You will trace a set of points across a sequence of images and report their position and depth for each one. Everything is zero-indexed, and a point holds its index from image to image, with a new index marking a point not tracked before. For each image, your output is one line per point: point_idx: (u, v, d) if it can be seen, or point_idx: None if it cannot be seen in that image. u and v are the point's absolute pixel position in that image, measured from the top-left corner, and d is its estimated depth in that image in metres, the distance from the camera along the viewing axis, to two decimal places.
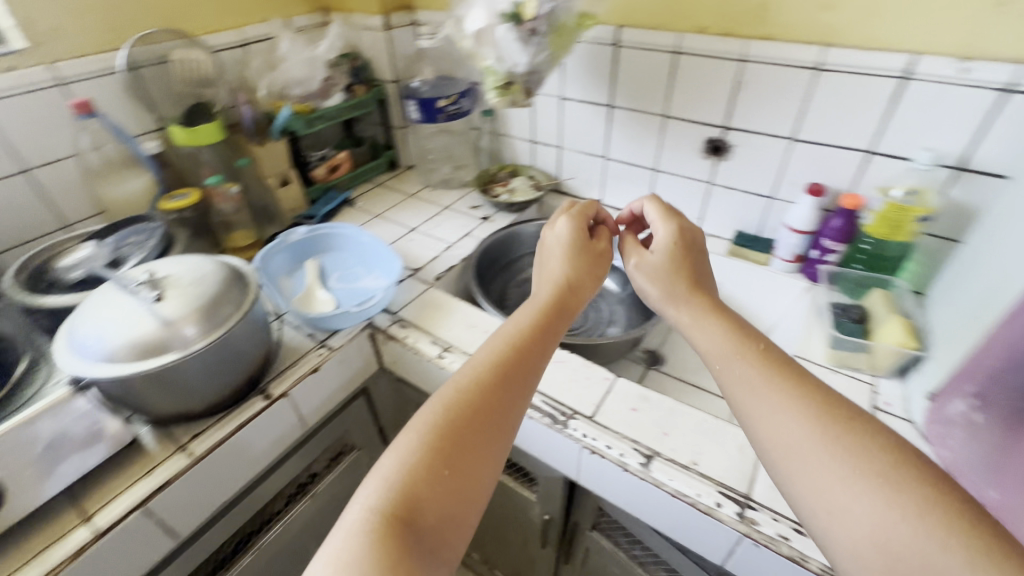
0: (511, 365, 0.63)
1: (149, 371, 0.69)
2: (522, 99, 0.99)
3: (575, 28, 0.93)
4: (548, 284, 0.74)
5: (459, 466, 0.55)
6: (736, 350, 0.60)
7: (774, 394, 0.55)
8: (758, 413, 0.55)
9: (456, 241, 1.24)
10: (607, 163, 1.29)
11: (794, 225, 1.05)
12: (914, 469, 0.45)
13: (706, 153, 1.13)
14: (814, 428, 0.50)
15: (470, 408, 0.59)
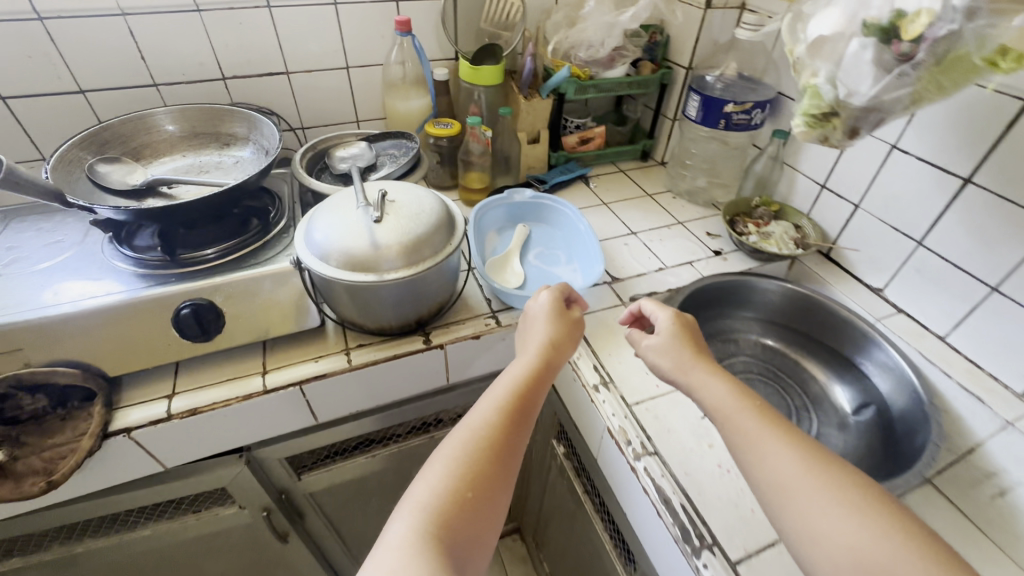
0: (520, 403, 0.65)
1: (350, 282, 0.75)
2: (835, 139, 0.75)
3: (976, 68, 0.63)
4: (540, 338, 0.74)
5: (479, 494, 0.57)
6: (736, 405, 0.64)
7: (769, 442, 0.59)
8: (758, 454, 0.59)
9: (672, 266, 1.08)
10: (918, 251, 0.95)
11: None
12: (876, 498, 0.53)
13: None
14: (802, 465, 0.56)
15: (483, 435, 0.61)
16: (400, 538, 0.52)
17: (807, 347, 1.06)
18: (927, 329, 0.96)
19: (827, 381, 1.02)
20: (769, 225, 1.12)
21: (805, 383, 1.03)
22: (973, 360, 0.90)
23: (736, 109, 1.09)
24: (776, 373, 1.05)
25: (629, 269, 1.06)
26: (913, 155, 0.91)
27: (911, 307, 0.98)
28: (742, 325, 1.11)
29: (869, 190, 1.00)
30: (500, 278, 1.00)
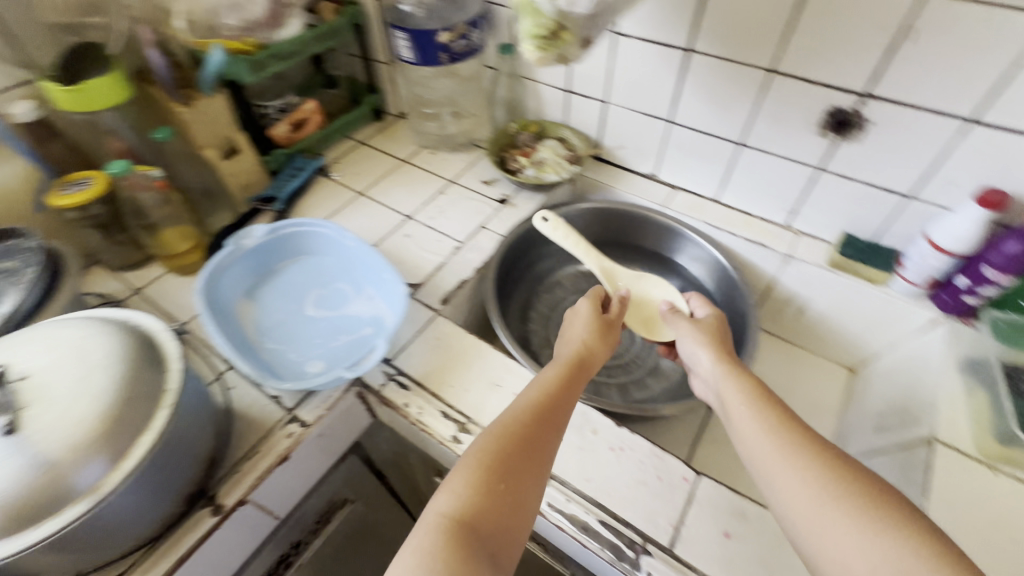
0: (562, 393, 0.61)
1: (47, 541, 0.45)
2: (573, 56, 0.65)
3: None
4: (587, 343, 0.68)
5: (511, 480, 0.51)
6: (764, 400, 0.55)
7: (756, 429, 0.53)
8: (751, 441, 0.53)
9: (467, 239, 0.94)
10: (670, 129, 0.95)
11: (939, 241, 0.76)
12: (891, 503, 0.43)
13: (824, 129, 0.80)
14: (796, 456, 0.49)
15: (516, 421, 0.56)
16: (417, 545, 0.46)
17: (620, 254, 1.08)
18: (701, 197, 1.01)
19: (649, 279, 1.06)
20: (536, 150, 1.04)
21: (633, 290, 1.05)
22: (742, 210, 0.98)
23: (452, 36, 0.91)
24: None
25: (425, 267, 0.89)
26: (635, 37, 0.87)
27: (682, 181, 1.01)
28: (559, 263, 1.07)
29: (609, 83, 0.96)
30: (287, 369, 0.74)
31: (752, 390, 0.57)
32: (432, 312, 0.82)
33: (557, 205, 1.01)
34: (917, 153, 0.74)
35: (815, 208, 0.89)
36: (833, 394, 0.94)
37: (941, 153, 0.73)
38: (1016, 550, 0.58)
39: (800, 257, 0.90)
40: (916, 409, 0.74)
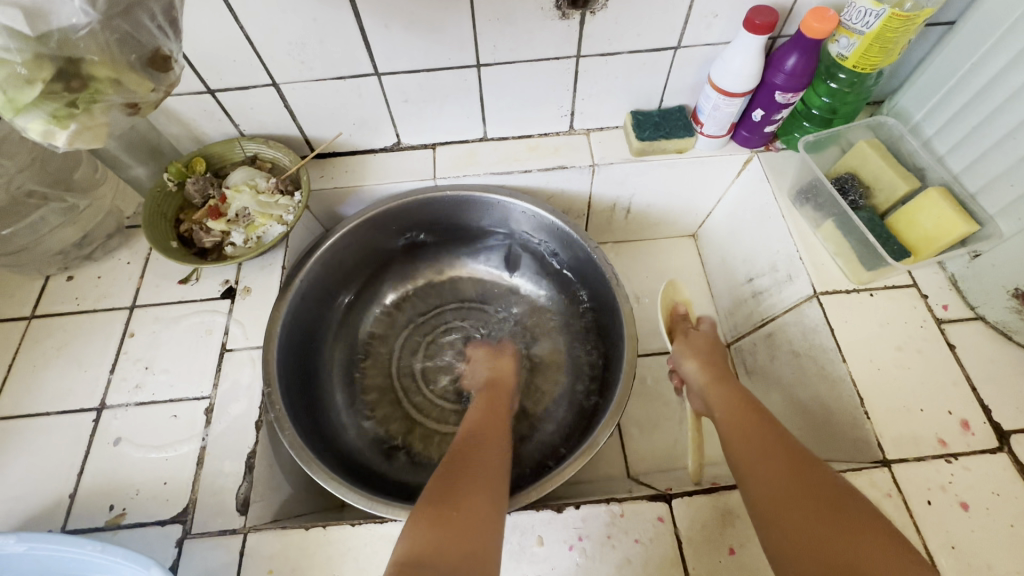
0: (499, 416, 0.60)
1: None
2: (150, 95, 0.33)
3: None
4: (482, 373, 0.69)
5: (459, 503, 0.45)
6: (748, 408, 0.54)
7: (746, 433, 0.51)
8: (734, 447, 0.51)
9: (215, 387, 0.60)
10: (385, 83, 0.67)
11: (725, 86, 0.66)
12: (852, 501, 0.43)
13: (562, 9, 0.60)
14: (776, 457, 0.47)
15: (462, 449, 0.53)
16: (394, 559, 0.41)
17: (422, 256, 0.82)
18: (468, 142, 0.77)
19: (470, 266, 0.83)
20: (229, 197, 0.67)
21: (461, 291, 0.82)
22: (520, 135, 0.77)
23: None
24: (435, 314, 0.81)
25: (181, 474, 0.55)
26: None
27: (436, 135, 0.76)
28: (359, 312, 0.78)
29: (262, 57, 0.61)
30: None
31: (733, 407, 0.55)
32: (237, 537, 0.52)
33: (303, 258, 0.69)
34: None
35: (592, 99, 0.73)
36: (693, 270, 0.89)
37: None
38: (926, 361, 0.59)
39: (604, 161, 0.76)
40: (779, 264, 0.70)
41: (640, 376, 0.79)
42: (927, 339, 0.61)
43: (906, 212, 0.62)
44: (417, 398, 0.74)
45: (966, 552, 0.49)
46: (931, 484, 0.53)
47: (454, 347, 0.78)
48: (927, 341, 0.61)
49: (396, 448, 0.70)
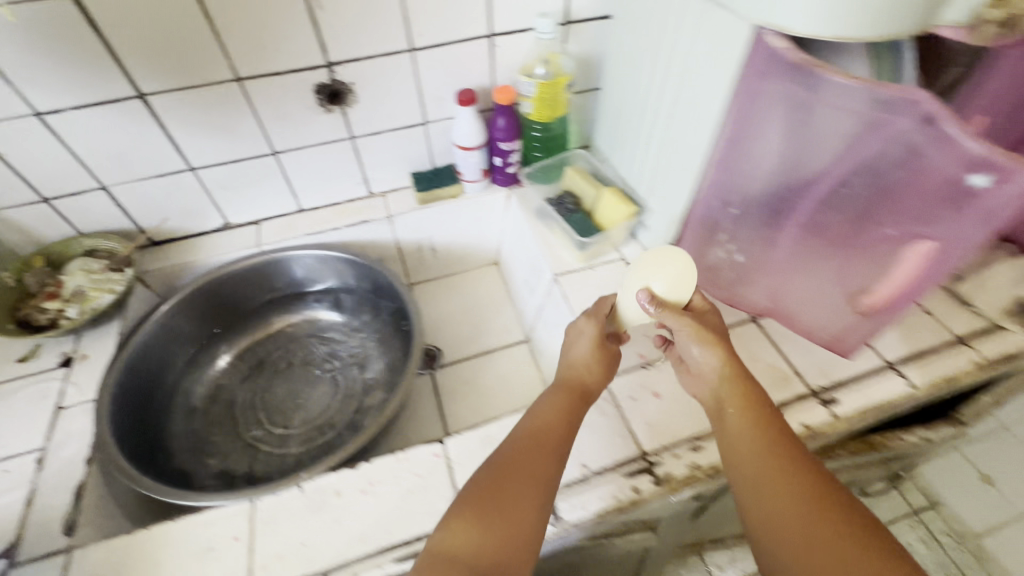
0: (575, 421, 0.59)
1: None
2: None
3: None
4: (588, 373, 0.63)
5: (506, 494, 0.51)
6: (772, 453, 0.52)
7: (781, 472, 0.51)
8: (743, 457, 0.54)
9: (48, 440, 0.68)
10: (201, 175, 0.85)
11: (463, 142, 0.91)
12: (844, 517, 0.48)
13: (325, 105, 0.83)
14: (801, 481, 0.50)
15: (520, 447, 0.55)
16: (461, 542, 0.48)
17: (255, 315, 0.95)
18: (287, 214, 0.96)
19: (302, 314, 0.98)
20: (66, 280, 0.79)
21: (296, 334, 0.95)
22: (329, 203, 0.98)
23: None
24: (276, 357, 0.92)
25: (9, 516, 0.62)
26: (69, 109, 0.71)
27: (258, 213, 0.94)
28: (197, 370, 0.88)
29: (89, 167, 0.78)
30: None
31: (749, 412, 0.56)
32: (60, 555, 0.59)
33: (131, 330, 0.80)
34: (401, 89, 0.85)
35: (379, 168, 0.96)
36: (499, 289, 1.09)
37: (416, 83, 0.85)
38: (629, 307, 0.81)
39: (398, 212, 0.97)
40: (536, 263, 0.93)
41: (457, 376, 0.96)
42: None
43: (599, 207, 0.87)
44: (259, 429, 0.83)
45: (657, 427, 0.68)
46: (634, 386, 0.72)
47: (292, 380, 0.90)
48: None
49: (238, 473, 0.79)
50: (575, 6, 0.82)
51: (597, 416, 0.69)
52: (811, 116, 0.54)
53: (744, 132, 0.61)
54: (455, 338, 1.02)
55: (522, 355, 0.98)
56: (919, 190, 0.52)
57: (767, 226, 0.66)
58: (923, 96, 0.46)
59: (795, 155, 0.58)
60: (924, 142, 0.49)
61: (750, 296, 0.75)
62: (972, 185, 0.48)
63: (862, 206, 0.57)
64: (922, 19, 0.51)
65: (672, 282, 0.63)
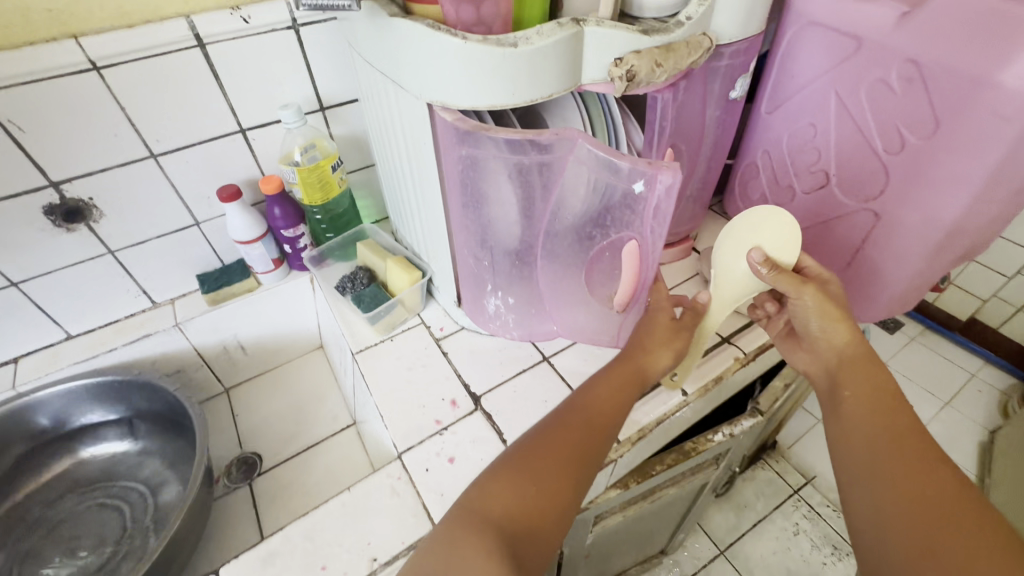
0: (623, 401, 0.64)
1: None
2: None
3: None
4: (652, 357, 0.67)
5: (554, 454, 0.57)
6: (883, 413, 0.59)
7: (872, 422, 0.59)
8: (852, 412, 0.61)
9: None
10: None
11: (241, 238, 0.87)
12: (918, 461, 0.54)
13: (64, 225, 0.77)
14: (892, 433, 0.57)
15: (574, 418, 0.61)
16: (503, 497, 0.53)
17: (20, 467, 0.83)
18: (52, 344, 0.86)
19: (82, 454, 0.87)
20: None
21: (78, 477, 0.86)
22: (105, 323, 0.89)
23: None
24: (48, 510, 0.82)
25: None
26: None
27: (12, 350, 0.83)
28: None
29: None
30: None
31: (867, 375, 0.62)
32: None
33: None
34: (155, 194, 0.81)
35: (157, 277, 0.89)
36: (325, 374, 1.03)
37: (171, 185, 0.81)
38: (426, 372, 0.80)
39: (186, 318, 0.91)
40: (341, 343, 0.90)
41: (277, 479, 0.88)
42: (429, 356, 0.82)
43: (388, 277, 0.87)
44: None
45: (450, 494, 0.66)
46: (429, 455, 0.70)
47: (66, 532, 0.79)
48: (429, 357, 0.82)
49: None
50: (325, 91, 0.85)
51: (389, 498, 0.66)
52: (497, 178, 0.62)
53: (460, 199, 0.67)
54: (277, 438, 0.94)
55: (349, 441, 0.93)
56: (605, 203, 0.62)
57: (513, 269, 0.73)
58: (571, 134, 0.56)
59: (504, 209, 0.65)
60: (590, 170, 0.58)
61: (531, 327, 0.81)
62: (633, 193, 0.58)
63: (589, 226, 0.65)
64: (570, 79, 0.57)
65: (776, 246, 0.66)
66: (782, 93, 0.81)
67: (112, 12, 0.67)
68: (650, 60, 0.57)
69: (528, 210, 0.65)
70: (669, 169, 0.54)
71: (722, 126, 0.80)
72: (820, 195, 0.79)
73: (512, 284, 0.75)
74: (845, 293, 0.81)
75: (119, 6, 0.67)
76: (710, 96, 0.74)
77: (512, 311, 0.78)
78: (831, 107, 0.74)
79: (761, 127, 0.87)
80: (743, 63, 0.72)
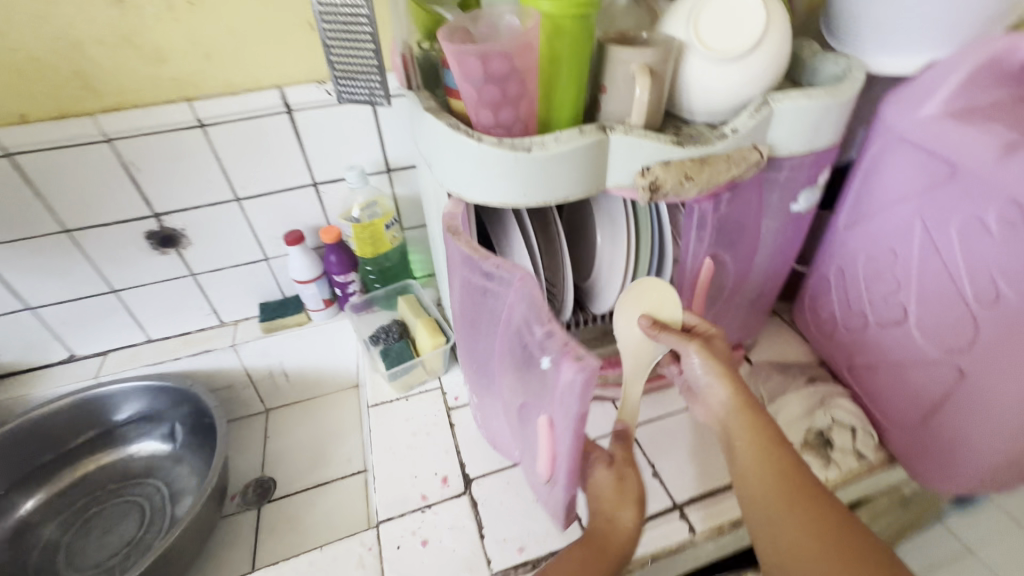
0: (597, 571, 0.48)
1: None
2: None
3: None
4: (614, 516, 0.51)
5: None
6: (780, 478, 0.51)
7: (770, 489, 0.51)
8: (749, 479, 0.52)
9: None
10: (41, 313, 0.90)
11: (299, 277, 0.95)
12: (830, 536, 0.47)
13: (159, 248, 0.90)
14: (793, 501, 0.49)
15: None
16: None
17: (71, 456, 0.95)
18: (134, 345, 0.99)
19: (124, 450, 0.98)
20: None
21: (129, 467, 0.97)
22: (179, 333, 1.01)
23: None
24: (97, 493, 0.94)
25: None
26: None
27: (104, 345, 0.98)
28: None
29: None
30: None
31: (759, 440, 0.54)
32: None
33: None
34: (234, 231, 0.92)
35: (227, 300, 1.00)
36: (353, 414, 1.07)
37: (248, 225, 0.92)
38: (429, 441, 0.79)
39: (242, 341, 1.00)
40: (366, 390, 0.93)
41: (283, 510, 0.92)
42: (436, 424, 0.82)
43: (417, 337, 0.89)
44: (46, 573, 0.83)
45: None
46: (404, 532, 0.68)
47: (104, 518, 0.90)
48: (436, 425, 0.82)
49: None
50: (392, 156, 0.91)
51: (354, 570, 0.65)
52: (482, 289, 0.56)
53: (459, 287, 0.62)
54: (295, 467, 0.99)
55: (356, 487, 0.94)
56: (526, 359, 0.53)
57: (488, 375, 0.66)
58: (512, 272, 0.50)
59: (477, 321, 0.61)
60: (528, 328, 0.50)
61: (502, 444, 0.73)
62: (542, 368, 0.49)
63: (521, 381, 0.57)
64: (593, 183, 0.56)
65: (667, 308, 0.61)
66: (863, 209, 0.72)
67: (221, 81, 0.79)
68: (678, 173, 0.54)
69: (487, 331, 0.60)
70: (582, 374, 0.43)
71: (783, 237, 0.72)
72: (897, 331, 0.67)
73: (483, 396, 0.71)
74: (917, 452, 0.67)
75: (228, 76, 0.78)
76: (766, 207, 0.67)
77: (487, 419, 0.74)
78: (918, 234, 0.63)
79: (837, 241, 0.77)
80: (806, 177, 0.65)
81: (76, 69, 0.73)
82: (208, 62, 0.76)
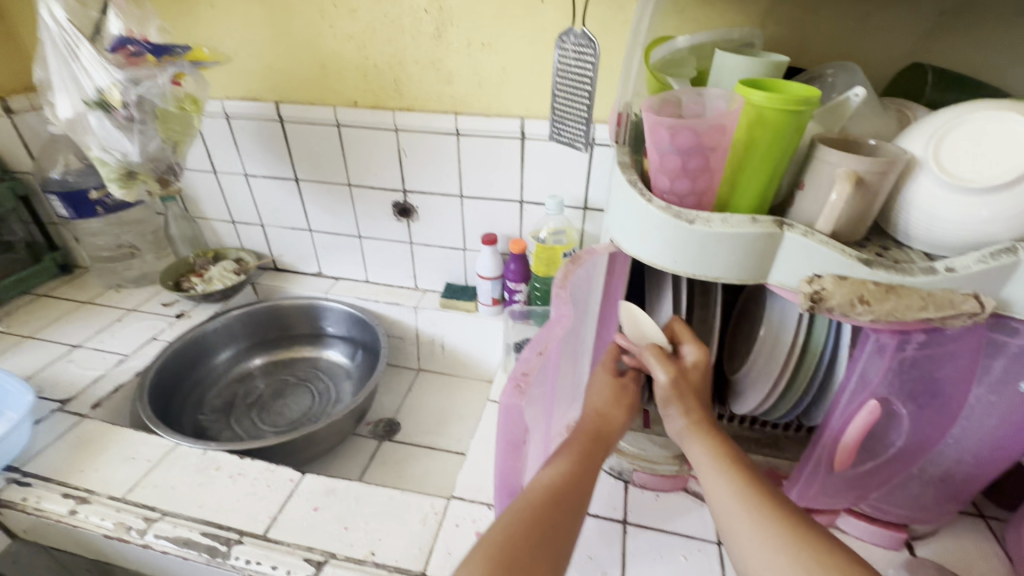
0: (587, 467, 0.58)
1: None
2: (155, 189, 0.94)
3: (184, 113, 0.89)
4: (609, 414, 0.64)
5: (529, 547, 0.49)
6: (725, 466, 0.56)
7: (722, 476, 0.55)
8: (704, 474, 0.57)
9: (133, 352, 1.10)
10: (315, 236, 1.25)
11: (482, 272, 1.10)
12: (777, 513, 0.51)
13: (398, 216, 1.15)
14: (738, 485, 0.54)
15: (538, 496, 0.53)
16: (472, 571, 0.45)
17: (286, 342, 1.28)
18: (356, 280, 1.29)
19: (318, 351, 1.28)
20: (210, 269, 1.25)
21: (318, 364, 1.26)
22: (387, 284, 1.27)
23: (102, 194, 1.12)
24: (292, 373, 1.24)
25: (81, 381, 1.02)
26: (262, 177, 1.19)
27: (340, 272, 1.29)
28: (231, 366, 1.23)
29: (260, 213, 1.25)
30: None
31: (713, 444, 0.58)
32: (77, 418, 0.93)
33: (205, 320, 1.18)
34: (450, 220, 1.12)
35: (426, 271, 1.23)
36: (478, 405, 1.19)
37: (462, 218, 1.11)
38: None
39: (423, 307, 1.20)
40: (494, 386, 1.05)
41: (395, 453, 1.08)
42: None
43: None
44: (242, 412, 1.14)
45: (452, 560, 0.69)
46: (466, 515, 0.75)
47: (287, 392, 1.19)
48: None
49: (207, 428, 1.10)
50: (592, 197, 1.00)
51: (417, 523, 0.74)
52: None
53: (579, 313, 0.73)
54: (418, 424, 1.15)
55: (453, 465, 1.05)
56: None
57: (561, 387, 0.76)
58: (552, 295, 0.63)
59: None
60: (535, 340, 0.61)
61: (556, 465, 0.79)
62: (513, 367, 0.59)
63: None
64: (752, 273, 0.54)
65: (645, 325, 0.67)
66: None
67: (483, 104, 0.98)
68: (851, 293, 0.50)
69: None
70: (507, 399, 0.55)
71: (1003, 419, 0.56)
72: None
73: None
74: None
75: (489, 102, 0.97)
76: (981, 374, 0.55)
77: None
78: None
79: None
80: None
81: (396, 77, 1.00)
82: (479, 88, 0.97)
